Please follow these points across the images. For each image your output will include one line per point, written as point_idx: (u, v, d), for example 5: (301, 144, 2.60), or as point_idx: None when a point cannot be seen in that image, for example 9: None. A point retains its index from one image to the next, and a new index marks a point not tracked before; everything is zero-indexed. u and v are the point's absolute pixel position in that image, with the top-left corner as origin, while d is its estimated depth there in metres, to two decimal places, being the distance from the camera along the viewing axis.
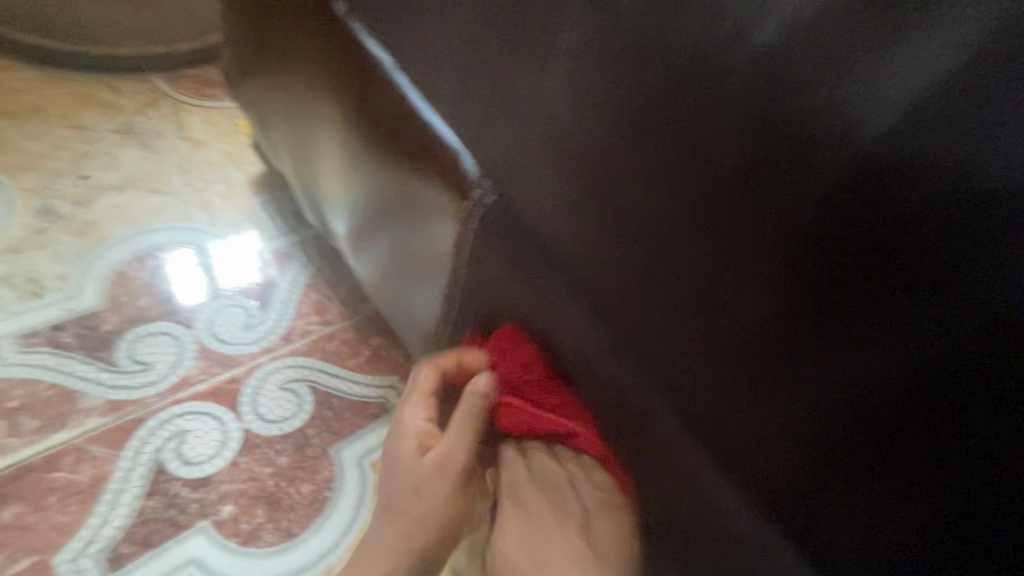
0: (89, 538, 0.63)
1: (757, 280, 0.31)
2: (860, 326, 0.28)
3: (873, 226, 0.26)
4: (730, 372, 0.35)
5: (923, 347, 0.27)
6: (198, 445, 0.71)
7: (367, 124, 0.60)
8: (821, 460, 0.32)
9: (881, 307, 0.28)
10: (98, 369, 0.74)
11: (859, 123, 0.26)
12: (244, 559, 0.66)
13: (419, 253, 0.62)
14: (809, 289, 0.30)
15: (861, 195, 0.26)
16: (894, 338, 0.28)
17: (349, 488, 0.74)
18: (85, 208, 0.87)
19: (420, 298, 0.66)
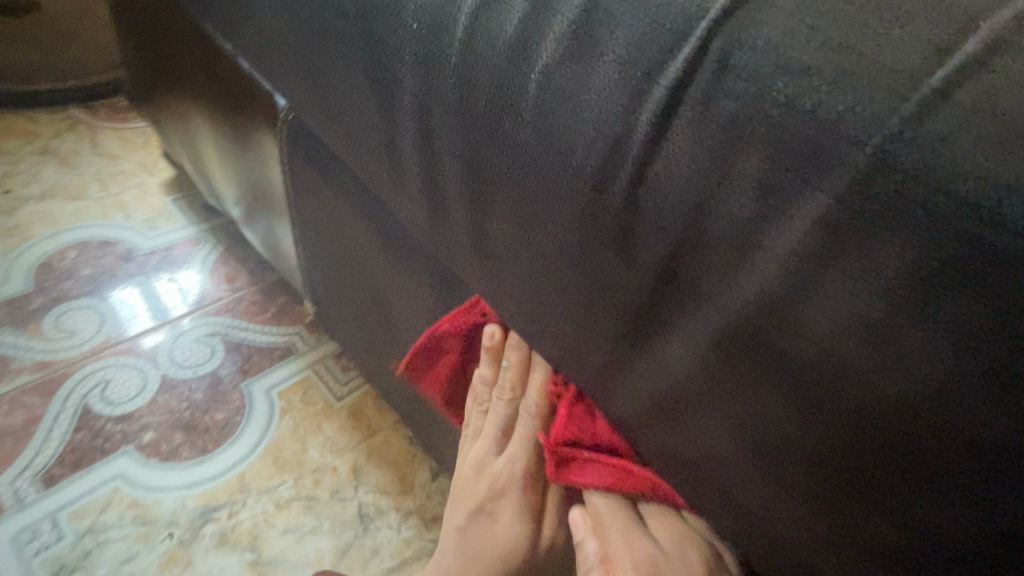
0: (24, 466, 0.74)
1: (648, 288, 0.29)
2: (837, 323, 0.23)
3: (640, 155, 0.27)
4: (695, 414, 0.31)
5: (802, 242, 0.23)
6: (120, 389, 0.84)
7: (217, 91, 0.74)
8: (836, 457, 0.26)
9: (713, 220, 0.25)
10: (27, 339, 0.86)
11: (542, 98, 0.30)
12: (164, 472, 0.78)
13: (273, 192, 0.76)
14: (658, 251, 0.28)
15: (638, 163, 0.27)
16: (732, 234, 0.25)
17: (258, 413, 0.87)
18: (11, 216, 1.00)
19: (285, 235, 0.81)
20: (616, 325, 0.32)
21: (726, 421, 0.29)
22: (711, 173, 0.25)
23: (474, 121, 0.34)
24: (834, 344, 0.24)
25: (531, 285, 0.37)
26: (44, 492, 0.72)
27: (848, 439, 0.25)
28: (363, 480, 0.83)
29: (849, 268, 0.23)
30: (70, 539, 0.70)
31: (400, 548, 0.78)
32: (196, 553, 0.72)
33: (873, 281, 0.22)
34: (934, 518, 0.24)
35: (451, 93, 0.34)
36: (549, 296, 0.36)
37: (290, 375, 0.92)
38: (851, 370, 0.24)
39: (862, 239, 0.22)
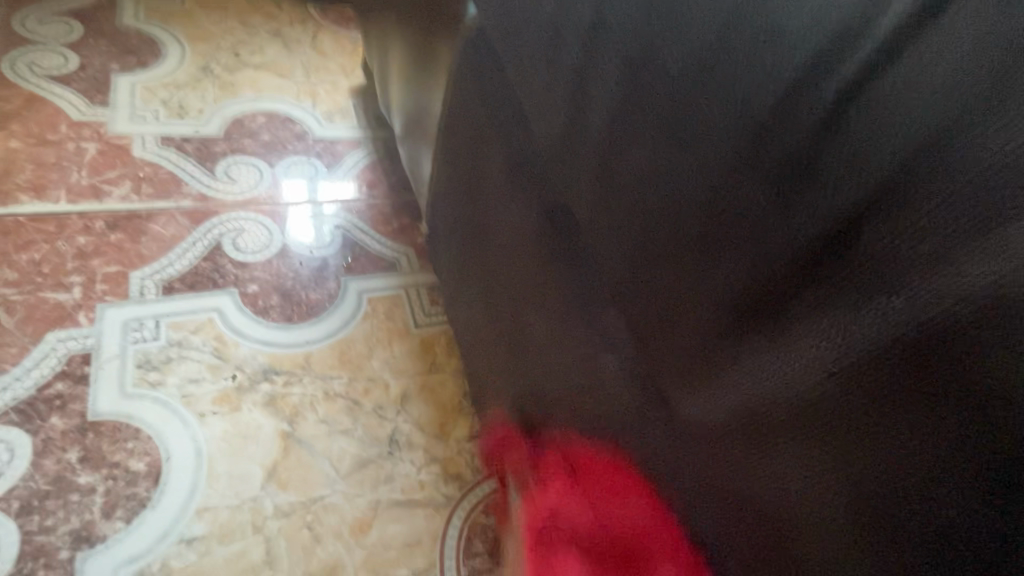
0: (156, 270, 0.84)
1: (704, 164, 0.31)
2: (766, 235, 0.29)
3: (756, 77, 0.29)
4: (688, 288, 0.33)
5: (847, 145, 0.26)
6: (249, 241, 0.92)
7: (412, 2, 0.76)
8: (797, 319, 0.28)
9: (763, 117, 0.29)
10: (201, 172, 0.98)
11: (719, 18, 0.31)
12: (252, 322, 0.84)
13: (426, 114, 0.77)
14: (713, 125, 0.31)
15: (700, 88, 0.31)
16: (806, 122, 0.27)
17: (345, 307, 0.90)
18: (231, 74, 1.15)
19: (425, 161, 0.81)
20: (653, 204, 0.35)
21: (711, 289, 0.31)
22: (749, 115, 0.29)
23: (612, 45, 0.37)
24: (750, 258, 0.29)
25: (600, 171, 0.39)
26: (160, 298, 0.82)
27: (807, 288, 0.27)
28: (407, 409, 0.83)
29: (893, 187, 0.24)
30: (162, 343, 0.78)
31: (412, 487, 0.76)
32: (246, 401, 0.77)
33: (946, 184, 0.23)
34: (902, 476, 0.25)
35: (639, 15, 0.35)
36: (616, 179, 0.38)
37: (385, 288, 0.95)
38: (853, 231, 0.26)
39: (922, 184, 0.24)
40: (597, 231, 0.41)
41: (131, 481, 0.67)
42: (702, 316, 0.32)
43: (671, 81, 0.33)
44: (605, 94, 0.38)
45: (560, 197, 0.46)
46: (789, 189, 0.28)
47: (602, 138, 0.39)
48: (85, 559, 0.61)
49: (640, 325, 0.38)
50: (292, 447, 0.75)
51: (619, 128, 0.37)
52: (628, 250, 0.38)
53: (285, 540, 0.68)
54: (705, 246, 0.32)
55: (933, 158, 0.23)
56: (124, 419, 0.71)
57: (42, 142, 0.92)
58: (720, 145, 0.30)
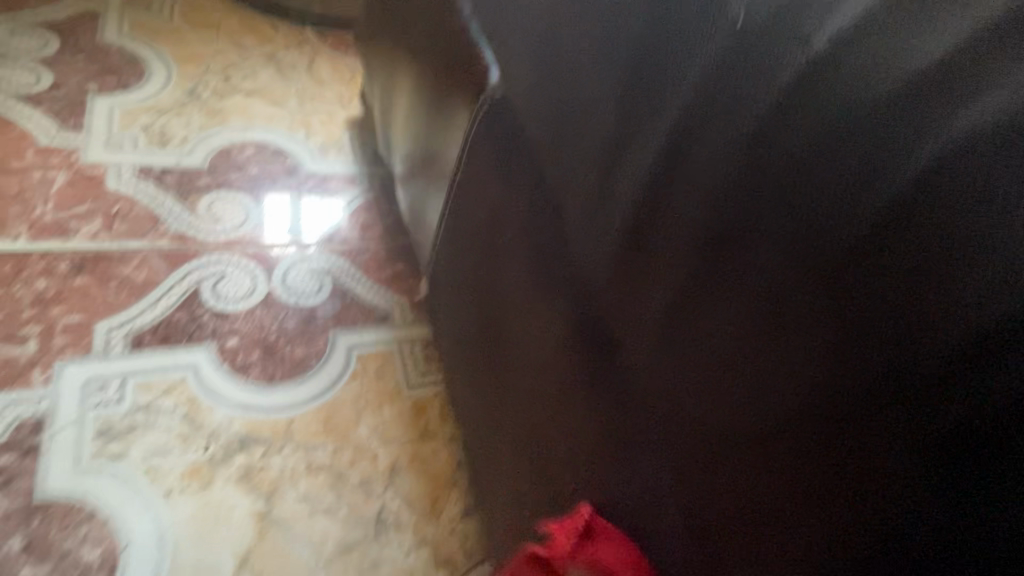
0: (125, 320, 0.77)
1: (814, 300, 0.29)
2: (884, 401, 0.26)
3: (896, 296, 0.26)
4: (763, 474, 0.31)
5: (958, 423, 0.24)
6: (231, 288, 0.85)
7: (426, 53, 0.71)
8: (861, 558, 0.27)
9: (886, 300, 0.26)
10: (181, 208, 0.91)
11: (875, 216, 0.27)
12: (229, 383, 0.77)
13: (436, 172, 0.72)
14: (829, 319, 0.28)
15: (823, 222, 0.29)
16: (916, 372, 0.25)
17: (332, 365, 0.84)
18: (220, 99, 1.08)
19: (431, 220, 0.77)
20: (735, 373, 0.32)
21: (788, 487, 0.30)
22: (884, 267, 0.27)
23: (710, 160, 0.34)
24: (863, 418, 0.27)
25: (683, 293, 0.35)
26: (128, 353, 0.74)
27: (912, 482, 0.25)
28: (396, 483, 0.77)
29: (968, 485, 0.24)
30: (127, 407, 0.70)
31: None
32: (218, 476, 0.69)
33: None
34: None
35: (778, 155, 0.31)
36: (698, 322, 0.34)
37: (376, 343, 0.89)
38: (937, 505, 0.24)
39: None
40: (653, 340, 0.37)
41: (82, 575, 0.59)
42: (763, 504, 0.31)
43: (789, 203, 0.30)
44: (693, 202, 0.34)
45: (621, 319, 0.40)
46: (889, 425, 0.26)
47: (686, 252, 0.35)
48: None
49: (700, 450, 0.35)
50: (268, 530, 0.68)
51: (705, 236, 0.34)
52: (699, 365, 0.34)
53: None
54: (805, 390, 0.29)
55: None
56: (77, 499, 0.63)
57: (6, 172, 0.84)
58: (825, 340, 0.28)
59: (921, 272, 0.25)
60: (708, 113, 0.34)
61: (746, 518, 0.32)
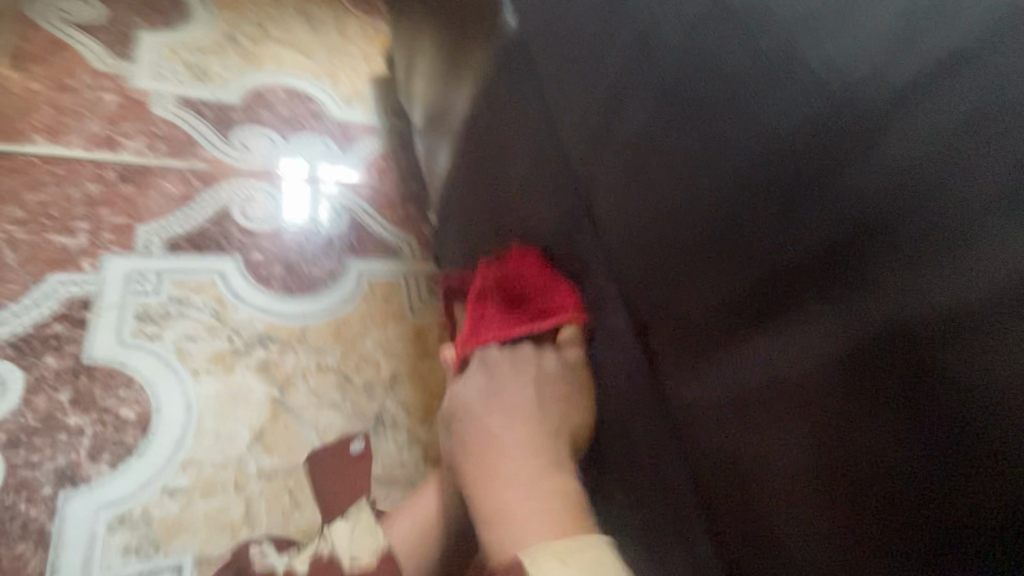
0: (163, 226, 0.85)
1: (768, 120, 0.34)
2: (825, 197, 0.32)
3: (886, 143, 0.30)
4: (734, 311, 0.36)
5: (943, 237, 0.28)
6: (257, 210, 0.94)
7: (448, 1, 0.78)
8: (854, 379, 0.31)
9: (827, 112, 0.32)
10: (216, 137, 0.99)
11: (865, 78, 0.31)
12: (253, 289, 0.85)
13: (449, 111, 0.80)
14: (835, 174, 0.32)
15: (777, 63, 0.34)
16: (904, 200, 0.29)
17: (344, 285, 0.93)
18: (255, 45, 1.17)
19: (441, 158, 0.85)
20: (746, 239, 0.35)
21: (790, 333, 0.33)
22: (829, 90, 0.32)
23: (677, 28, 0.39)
24: (804, 215, 0.33)
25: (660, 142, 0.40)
26: (165, 253, 0.83)
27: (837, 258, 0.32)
28: (395, 390, 0.85)
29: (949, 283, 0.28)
30: (163, 298, 0.79)
31: (393, 466, 0.79)
32: (239, 365, 0.78)
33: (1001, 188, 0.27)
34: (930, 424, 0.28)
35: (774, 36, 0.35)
36: (707, 202, 0.37)
37: (384, 272, 0.98)
38: (863, 270, 0.31)
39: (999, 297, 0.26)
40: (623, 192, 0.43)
41: (120, 428, 0.68)
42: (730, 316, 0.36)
43: (745, 53, 0.35)
44: (662, 63, 0.40)
45: (598, 178, 0.45)
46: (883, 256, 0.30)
47: (657, 104, 0.40)
48: (67, 500, 0.62)
49: (668, 275, 0.40)
50: (280, 414, 0.77)
51: (676, 86, 0.39)
52: (668, 197, 0.39)
53: (265, 502, 0.70)
54: (760, 198, 0.34)
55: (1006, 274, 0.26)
56: (118, 367, 0.71)
57: (62, 88, 0.92)
58: (831, 193, 0.32)
59: (905, 114, 0.30)
60: (712, 8, 0.37)
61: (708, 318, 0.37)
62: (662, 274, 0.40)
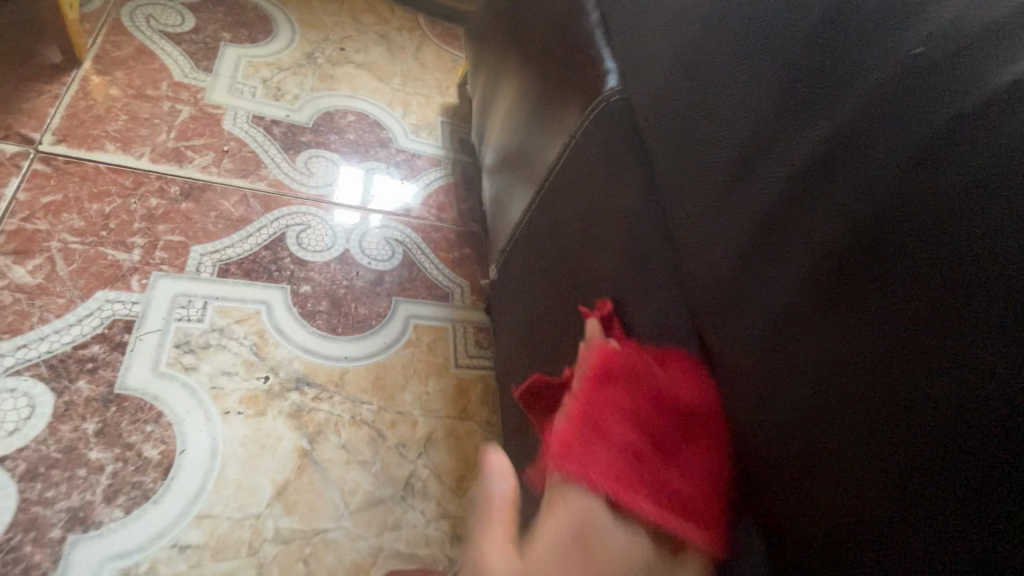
0: (216, 248, 0.82)
1: (874, 201, 0.28)
2: (938, 305, 0.25)
3: (884, 302, 0.27)
4: (821, 430, 0.29)
5: (896, 427, 0.26)
6: (313, 239, 0.90)
7: (541, 49, 0.72)
8: (934, 528, 0.24)
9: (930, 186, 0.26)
10: (282, 158, 0.97)
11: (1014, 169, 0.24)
12: (296, 325, 0.81)
13: (527, 166, 0.74)
14: (835, 334, 0.29)
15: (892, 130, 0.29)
16: (883, 384, 0.27)
17: (390, 329, 0.87)
18: (333, 67, 1.15)
19: (513, 213, 0.79)
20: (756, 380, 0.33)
21: (786, 494, 0.31)
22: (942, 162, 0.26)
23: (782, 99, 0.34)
24: (912, 325, 0.26)
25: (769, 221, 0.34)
26: (214, 278, 0.79)
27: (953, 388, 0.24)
28: (428, 453, 0.79)
29: (903, 499, 0.25)
30: (205, 327, 0.75)
31: (417, 541, 0.72)
32: (271, 408, 0.73)
33: None
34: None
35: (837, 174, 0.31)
36: (733, 336, 0.35)
37: (432, 318, 0.92)
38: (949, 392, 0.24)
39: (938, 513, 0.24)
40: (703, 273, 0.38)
41: (141, 469, 0.63)
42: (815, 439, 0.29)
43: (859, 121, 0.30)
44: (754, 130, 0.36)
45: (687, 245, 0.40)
46: (852, 432, 0.28)
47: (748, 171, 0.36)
48: (74, 545, 0.58)
49: (748, 374, 0.34)
50: (306, 468, 0.71)
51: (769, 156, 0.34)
52: (756, 278, 0.34)
53: (277, 571, 0.64)
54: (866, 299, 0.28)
55: (952, 485, 0.23)
56: (150, 399, 0.68)
57: (141, 96, 0.92)
58: (828, 354, 0.29)
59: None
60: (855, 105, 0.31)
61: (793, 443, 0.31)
62: (742, 369, 0.34)
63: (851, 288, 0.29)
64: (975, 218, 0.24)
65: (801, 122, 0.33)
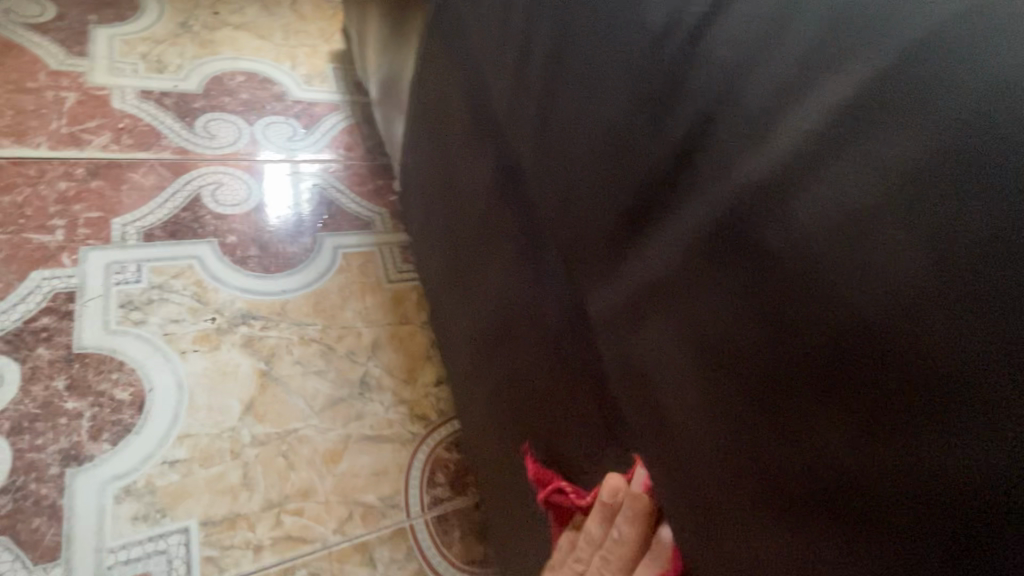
0: (136, 217, 0.88)
1: (701, 141, 0.34)
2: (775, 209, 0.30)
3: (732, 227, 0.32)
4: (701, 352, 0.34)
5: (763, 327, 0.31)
6: (228, 195, 0.96)
7: None
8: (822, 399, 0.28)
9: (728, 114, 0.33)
10: (180, 126, 1.01)
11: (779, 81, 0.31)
12: (231, 271, 0.88)
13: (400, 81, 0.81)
14: (700, 265, 0.34)
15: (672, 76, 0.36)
16: (764, 300, 0.31)
17: (320, 260, 0.96)
18: (210, 32, 1.17)
19: (399, 129, 0.87)
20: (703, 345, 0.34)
21: (745, 451, 0.32)
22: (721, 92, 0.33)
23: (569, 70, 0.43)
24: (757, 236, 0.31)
25: (615, 180, 0.39)
26: (142, 243, 0.86)
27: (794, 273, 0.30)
28: (378, 355, 0.90)
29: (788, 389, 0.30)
30: (144, 285, 0.82)
31: (382, 424, 0.84)
32: (225, 342, 0.82)
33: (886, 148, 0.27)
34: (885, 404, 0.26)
35: (716, 115, 0.33)
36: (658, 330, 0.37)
37: (358, 245, 1.01)
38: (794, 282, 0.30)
39: (916, 299, 0.25)
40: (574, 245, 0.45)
41: (116, 408, 0.72)
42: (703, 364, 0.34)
43: (636, 74, 0.38)
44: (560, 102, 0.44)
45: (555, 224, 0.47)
46: (753, 361, 0.31)
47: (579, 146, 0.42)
48: (75, 477, 0.67)
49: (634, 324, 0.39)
50: (268, 384, 0.81)
51: (587, 128, 0.41)
52: (626, 238, 0.39)
53: (261, 466, 0.74)
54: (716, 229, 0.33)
55: (826, 359, 0.28)
56: (109, 353, 0.75)
57: (22, 90, 0.93)
58: (718, 297, 0.33)
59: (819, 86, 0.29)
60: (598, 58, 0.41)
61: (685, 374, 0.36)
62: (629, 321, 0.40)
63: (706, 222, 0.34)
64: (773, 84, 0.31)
65: (596, 90, 0.40)
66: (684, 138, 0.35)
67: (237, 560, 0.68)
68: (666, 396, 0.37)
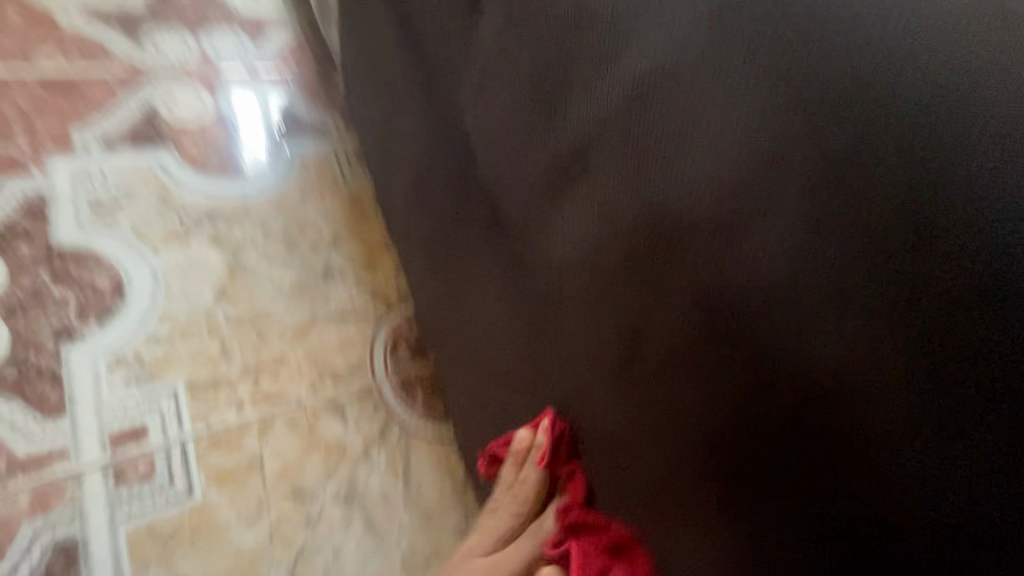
0: (94, 128, 0.92)
1: (722, 254, 0.42)
2: (793, 353, 0.39)
3: (730, 356, 0.42)
4: (714, 436, 0.43)
5: (767, 433, 0.41)
6: (182, 106, 1.00)
7: None
8: (794, 462, 0.40)
9: (737, 234, 0.41)
10: (127, 42, 1.03)
11: (793, 216, 0.39)
12: (191, 175, 0.94)
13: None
14: (711, 382, 0.43)
15: (689, 142, 0.43)
16: (784, 425, 0.40)
17: (277, 164, 1.01)
18: None
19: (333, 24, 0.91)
20: (676, 363, 0.45)
21: (738, 505, 0.43)
22: (759, 205, 0.40)
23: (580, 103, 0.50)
24: (783, 368, 0.40)
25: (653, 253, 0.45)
26: (103, 152, 0.91)
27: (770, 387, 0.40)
28: (339, 247, 0.97)
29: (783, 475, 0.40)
30: (110, 190, 0.88)
31: (346, 304, 0.92)
32: (193, 239, 0.89)
33: (862, 260, 0.37)
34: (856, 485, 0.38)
35: (732, 183, 0.41)
36: (689, 397, 0.44)
37: (314, 149, 1.06)
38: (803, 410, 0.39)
39: (915, 414, 0.36)
40: (597, 269, 0.49)
41: (99, 295, 0.80)
42: (709, 435, 0.44)
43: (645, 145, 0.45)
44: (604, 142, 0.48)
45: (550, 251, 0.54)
46: (763, 443, 0.41)
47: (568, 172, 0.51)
48: (69, 349, 0.76)
49: (659, 385, 0.46)
50: (237, 273, 0.89)
51: (634, 181, 0.46)
52: (637, 313, 0.47)
53: (237, 341, 0.83)
54: (725, 355, 0.42)
55: (811, 470, 0.39)
56: (85, 248, 0.83)
57: None
58: (732, 413, 0.42)
59: (800, 210, 0.39)
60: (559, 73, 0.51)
61: (711, 417, 0.43)
62: (666, 374, 0.46)
63: (720, 346, 0.42)
64: (803, 220, 0.39)
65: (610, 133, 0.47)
66: (687, 221, 0.43)
67: (222, 413, 0.78)
68: (687, 450, 0.45)
